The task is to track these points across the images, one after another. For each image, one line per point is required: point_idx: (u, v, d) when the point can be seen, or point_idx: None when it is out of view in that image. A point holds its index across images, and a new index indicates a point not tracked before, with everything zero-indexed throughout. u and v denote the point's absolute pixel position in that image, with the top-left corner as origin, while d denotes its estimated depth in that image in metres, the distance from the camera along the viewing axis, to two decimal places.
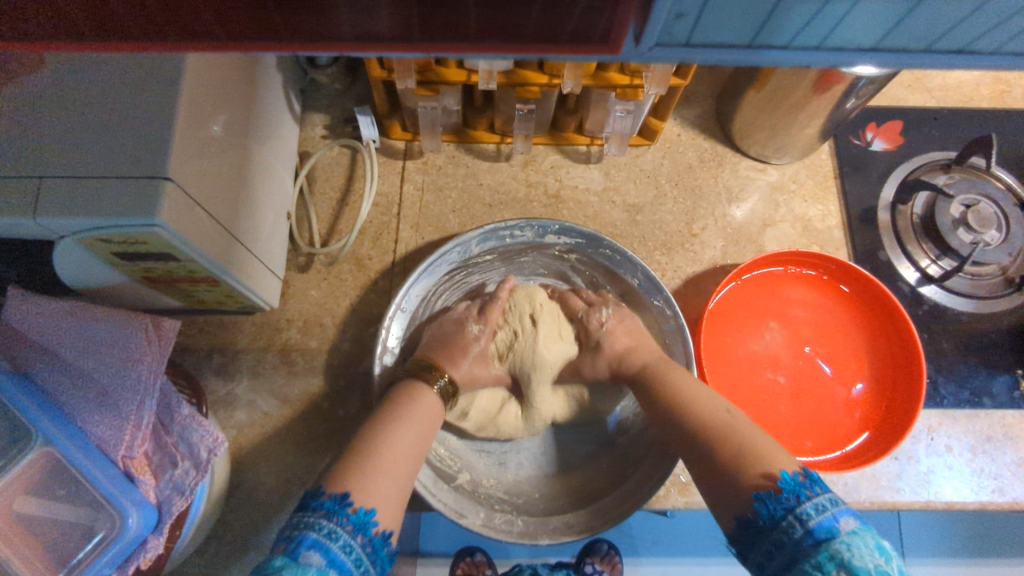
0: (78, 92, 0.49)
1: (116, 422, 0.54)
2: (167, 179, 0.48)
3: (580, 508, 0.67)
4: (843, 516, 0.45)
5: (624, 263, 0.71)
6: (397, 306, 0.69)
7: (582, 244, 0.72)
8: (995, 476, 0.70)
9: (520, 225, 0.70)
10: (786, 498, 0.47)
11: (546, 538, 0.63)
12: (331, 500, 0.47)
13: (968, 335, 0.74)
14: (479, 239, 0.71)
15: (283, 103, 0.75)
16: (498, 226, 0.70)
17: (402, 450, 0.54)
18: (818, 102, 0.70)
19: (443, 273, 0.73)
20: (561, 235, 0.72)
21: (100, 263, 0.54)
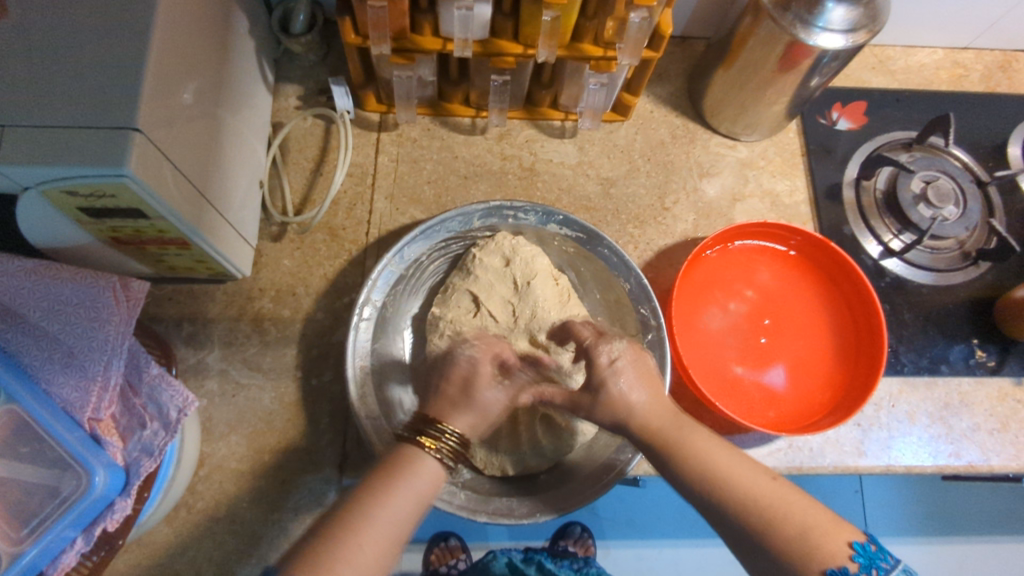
0: (43, 41, 0.48)
1: (82, 383, 0.53)
2: (136, 130, 0.47)
3: (524, 493, 0.66)
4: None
5: (619, 266, 0.71)
6: (387, 261, 0.69)
7: (581, 240, 0.72)
8: (953, 440, 0.73)
9: (522, 208, 0.72)
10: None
11: (484, 516, 0.63)
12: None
13: (927, 306, 0.77)
14: (483, 214, 0.72)
15: (256, 72, 0.74)
16: (503, 204, 0.72)
17: (381, 530, 0.44)
18: (785, 78, 0.72)
19: (439, 242, 0.73)
20: (564, 226, 0.73)
21: (66, 221, 0.53)
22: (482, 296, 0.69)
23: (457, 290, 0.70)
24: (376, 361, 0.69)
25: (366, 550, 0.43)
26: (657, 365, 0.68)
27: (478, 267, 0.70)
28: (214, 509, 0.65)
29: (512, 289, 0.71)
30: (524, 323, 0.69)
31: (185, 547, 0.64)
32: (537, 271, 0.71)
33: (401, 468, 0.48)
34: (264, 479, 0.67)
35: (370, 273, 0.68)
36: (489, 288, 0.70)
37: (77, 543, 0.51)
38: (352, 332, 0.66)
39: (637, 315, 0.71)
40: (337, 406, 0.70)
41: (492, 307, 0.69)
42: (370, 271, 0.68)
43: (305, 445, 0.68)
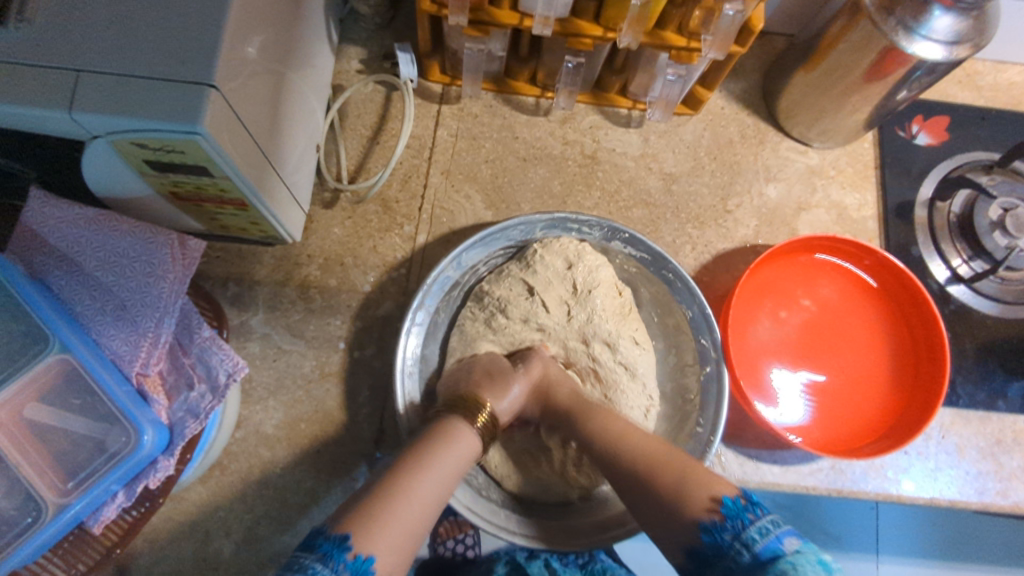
0: None
1: (133, 337, 0.53)
2: (213, 87, 0.45)
3: (564, 518, 0.66)
4: (787, 535, 0.46)
5: (683, 292, 0.68)
6: (445, 266, 0.66)
7: (646, 261, 0.70)
8: (1001, 479, 0.70)
9: (589, 223, 0.69)
10: (728, 524, 0.48)
11: (522, 538, 0.62)
12: (330, 542, 0.44)
13: (992, 338, 0.74)
14: (545, 225, 0.70)
15: (322, 32, 0.72)
16: (568, 217, 0.69)
17: (423, 497, 0.50)
18: (873, 87, 0.68)
19: (498, 250, 0.71)
20: (629, 244, 0.70)
21: (130, 172, 0.52)
22: (539, 290, 0.67)
23: (512, 276, 0.68)
24: (423, 367, 0.68)
25: (412, 513, 0.48)
26: (713, 400, 0.66)
27: (539, 262, 0.68)
28: (248, 471, 0.65)
29: (569, 288, 0.68)
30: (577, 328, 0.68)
31: (217, 505, 0.64)
32: (599, 282, 0.68)
33: (446, 441, 0.54)
34: (299, 447, 0.67)
35: (426, 276, 0.66)
36: (547, 284, 0.68)
37: (118, 498, 0.51)
38: (403, 338, 0.64)
39: (697, 345, 0.69)
40: (376, 381, 0.69)
41: (547, 300, 0.68)
42: (426, 276, 0.65)
43: (342, 417, 0.68)
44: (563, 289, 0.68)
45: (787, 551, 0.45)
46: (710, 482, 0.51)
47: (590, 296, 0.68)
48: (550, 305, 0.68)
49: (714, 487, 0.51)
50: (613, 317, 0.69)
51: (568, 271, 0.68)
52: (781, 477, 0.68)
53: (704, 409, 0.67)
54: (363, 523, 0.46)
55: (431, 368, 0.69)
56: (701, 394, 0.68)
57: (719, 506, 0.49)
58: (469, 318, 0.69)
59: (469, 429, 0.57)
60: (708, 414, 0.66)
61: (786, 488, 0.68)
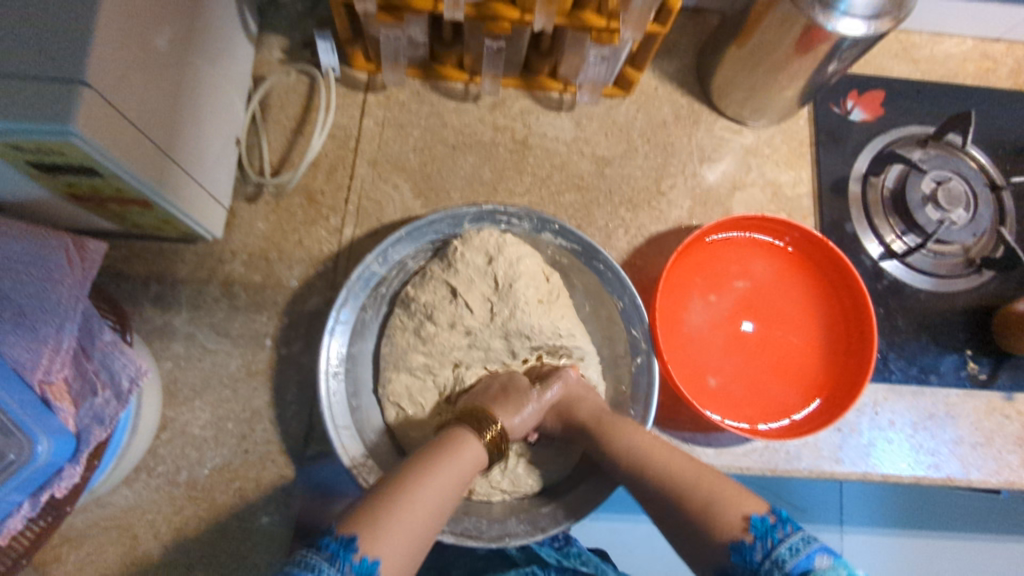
0: None
1: (34, 345, 0.51)
2: (85, 85, 0.43)
3: (497, 517, 0.65)
4: (818, 553, 0.46)
5: (612, 282, 0.68)
6: (369, 262, 0.65)
7: (576, 252, 0.69)
8: (934, 452, 0.71)
9: (517, 214, 0.68)
10: (758, 544, 0.48)
11: (452, 537, 0.60)
12: (338, 542, 0.44)
13: (924, 313, 0.74)
14: (473, 218, 0.69)
15: (237, 21, 0.69)
16: (496, 209, 0.68)
17: (429, 502, 0.50)
18: (800, 62, 0.67)
19: (425, 244, 0.69)
20: (560, 236, 0.69)
21: (16, 174, 0.50)
22: (461, 289, 0.67)
23: (434, 276, 0.67)
24: (352, 366, 0.67)
25: (425, 510, 0.49)
26: (643, 391, 0.66)
27: (461, 259, 0.66)
28: (175, 473, 0.65)
29: (493, 285, 0.68)
30: (502, 323, 0.67)
31: (144, 509, 0.64)
32: (523, 278, 0.67)
33: (457, 446, 0.56)
34: (227, 447, 0.66)
35: (351, 275, 0.65)
36: (468, 283, 0.67)
37: (23, 508, 0.50)
38: (327, 339, 0.63)
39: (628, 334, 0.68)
40: (305, 378, 0.68)
41: (470, 301, 0.67)
42: (352, 274, 0.64)
43: (272, 415, 0.67)
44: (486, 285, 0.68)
45: (818, 567, 0.45)
46: (736, 497, 0.52)
47: (514, 292, 0.67)
48: (474, 302, 0.67)
49: (741, 506, 0.51)
50: (540, 312, 0.67)
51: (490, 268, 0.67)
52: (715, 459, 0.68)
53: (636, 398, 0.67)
54: (367, 524, 0.46)
55: (361, 366, 0.68)
56: (632, 384, 0.68)
57: (749, 524, 0.49)
58: (397, 321, 0.68)
59: (475, 440, 0.57)
60: (639, 403, 0.66)
61: (720, 469, 0.68)
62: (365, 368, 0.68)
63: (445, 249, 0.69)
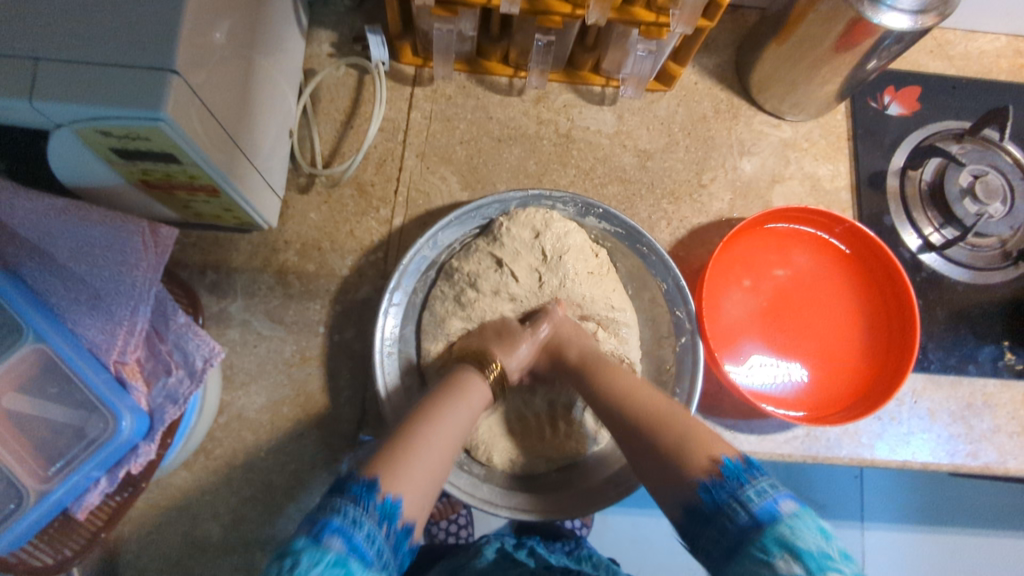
0: None
1: (109, 326, 0.53)
2: (174, 73, 0.45)
3: (548, 492, 0.67)
4: (783, 499, 0.47)
5: (657, 265, 0.69)
6: (420, 247, 0.67)
7: (620, 235, 0.71)
8: (971, 441, 0.72)
9: (563, 199, 0.70)
10: (727, 483, 0.48)
11: (506, 510, 0.64)
12: (361, 485, 0.47)
13: (962, 304, 0.75)
14: (520, 203, 0.71)
15: (291, 16, 0.71)
16: (542, 194, 0.70)
17: (438, 443, 0.53)
18: (842, 58, 0.68)
19: (473, 228, 0.71)
20: (603, 220, 0.71)
21: (98, 162, 0.52)
22: (507, 261, 0.68)
23: (480, 250, 0.69)
24: (403, 346, 0.69)
25: (434, 443, 0.52)
26: (688, 370, 0.68)
27: (508, 231, 0.68)
28: (232, 457, 0.66)
29: (539, 257, 0.69)
30: (550, 291, 0.70)
31: (202, 490, 0.65)
32: (568, 254, 0.69)
33: (461, 389, 0.58)
34: (282, 431, 0.67)
35: (403, 256, 0.67)
36: (514, 255, 0.68)
37: (100, 484, 0.52)
38: (381, 319, 0.65)
39: (672, 317, 0.71)
40: (357, 363, 0.70)
41: (516, 270, 0.69)
42: (403, 256, 0.66)
43: (326, 400, 0.69)
44: (533, 258, 0.69)
45: (784, 512, 0.45)
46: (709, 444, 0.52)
47: (561, 264, 0.69)
48: (521, 273, 0.69)
49: (712, 448, 0.52)
50: (587, 283, 0.70)
51: (535, 241, 0.68)
52: (758, 445, 0.69)
53: (681, 378, 0.68)
54: (387, 467, 0.49)
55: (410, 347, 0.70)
56: (677, 364, 0.69)
57: (721, 466, 0.50)
58: (439, 293, 0.70)
59: (481, 380, 0.60)
60: (685, 381, 0.68)
61: (762, 455, 0.69)
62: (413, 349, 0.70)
63: (492, 227, 0.70)
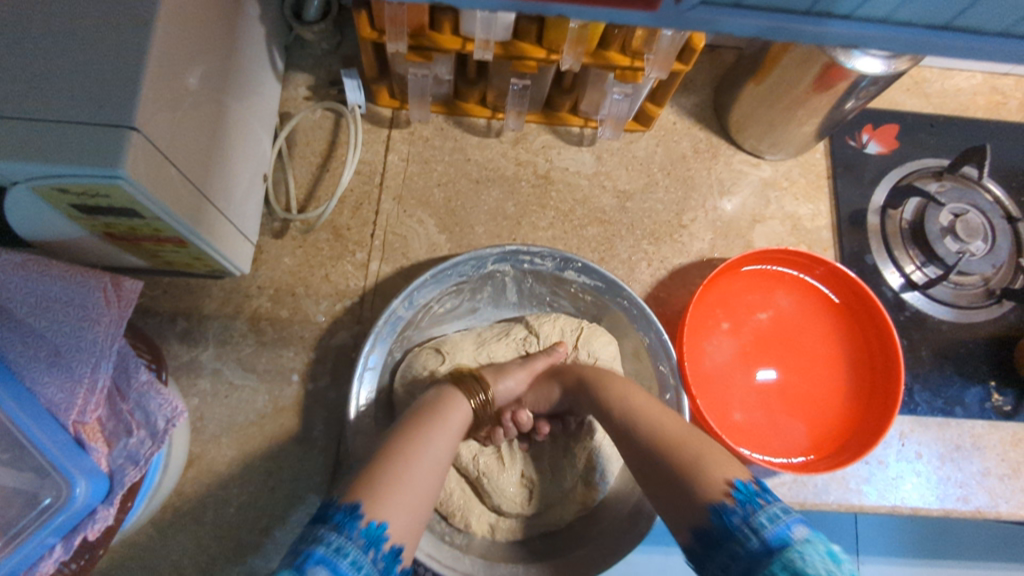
0: (29, 37, 0.44)
1: (68, 384, 0.51)
2: (133, 130, 0.44)
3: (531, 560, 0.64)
4: (796, 523, 0.44)
5: (639, 319, 0.68)
6: (396, 307, 0.64)
7: (600, 289, 0.70)
8: (962, 484, 0.70)
9: (542, 254, 0.68)
10: (739, 508, 0.45)
11: None
12: (341, 512, 0.45)
13: (947, 344, 0.74)
14: (496, 258, 0.68)
15: (266, 61, 0.71)
16: (520, 250, 0.68)
17: (432, 459, 0.51)
18: (818, 99, 0.68)
19: (450, 286, 0.70)
20: (583, 273, 0.69)
21: (58, 217, 0.51)
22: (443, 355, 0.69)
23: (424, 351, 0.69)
24: (379, 409, 0.68)
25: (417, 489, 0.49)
26: None
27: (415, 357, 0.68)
28: (200, 512, 0.64)
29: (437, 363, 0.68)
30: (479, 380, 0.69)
31: (169, 549, 0.63)
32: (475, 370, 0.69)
33: (445, 409, 0.56)
34: (253, 484, 0.65)
35: (378, 319, 0.64)
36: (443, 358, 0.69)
37: (56, 551, 0.50)
38: (355, 387, 0.62)
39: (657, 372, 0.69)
40: (331, 413, 0.68)
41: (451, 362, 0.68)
42: (378, 318, 0.64)
43: (299, 452, 0.67)
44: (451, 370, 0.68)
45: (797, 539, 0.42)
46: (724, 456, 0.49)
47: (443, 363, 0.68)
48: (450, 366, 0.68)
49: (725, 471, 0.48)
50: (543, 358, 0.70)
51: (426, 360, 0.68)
52: None
53: None
54: (368, 489, 0.46)
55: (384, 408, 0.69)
56: None
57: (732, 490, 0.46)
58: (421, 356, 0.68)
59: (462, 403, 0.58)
60: None
61: None
62: (388, 410, 0.69)
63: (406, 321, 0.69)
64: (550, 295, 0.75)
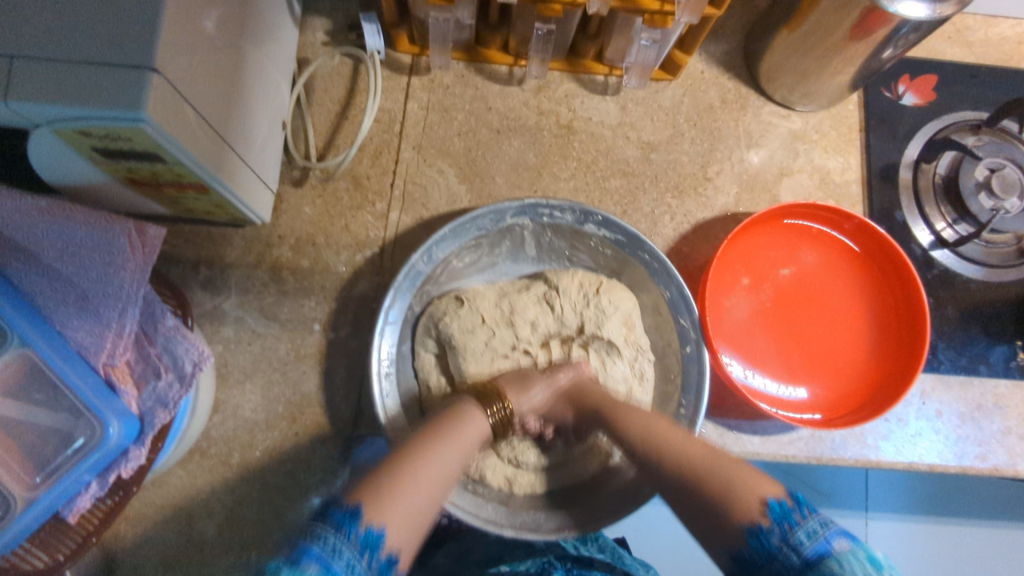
0: None
1: (96, 329, 0.52)
2: (153, 71, 0.43)
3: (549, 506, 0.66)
4: (836, 536, 0.44)
5: (659, 273, 0.68)
6: (414, 261, 0.64)
7: (621, 242, 0.69)
8: (980, 442, 0.70)
9: (560, 207, 0.67)
10: (775, 528, 0.46)
11: (512, 529, 0.62)
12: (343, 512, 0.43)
13: (974, 302, 0.73)
14: (515, 211, 0.68)
15: (283, 4, 0.69)
16: (538, 204, 0.67)
17: (434, 472, 0.49)
18: (855, 47, 0.65)
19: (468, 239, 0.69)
20: (602, 227, 0.68)
21: (79, 159, 0.50)
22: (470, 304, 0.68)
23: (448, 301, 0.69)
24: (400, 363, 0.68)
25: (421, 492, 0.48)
26: (694, 383, 0.67)
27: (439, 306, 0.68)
28: (227, 455, 0.66)
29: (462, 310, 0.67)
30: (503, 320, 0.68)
31: (198, 490, 0.65)
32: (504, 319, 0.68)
33: (461, 423, 0.55)
34: (278, 430, 0.67)
35: (396, 275, 0.64)
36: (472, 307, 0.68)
37: (91, 488, 0.52)
38: (377, 338, 0.63)
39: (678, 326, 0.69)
40: (353, 362, 0.69)
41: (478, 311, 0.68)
42: (396, 275, 0.63)
43: (321, 399, 0.68)
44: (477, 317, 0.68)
45: (837, 550, 0.43)
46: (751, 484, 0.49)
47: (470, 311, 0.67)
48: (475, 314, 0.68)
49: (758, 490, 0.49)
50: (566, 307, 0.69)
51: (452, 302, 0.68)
52: (761, 447, 0.68)
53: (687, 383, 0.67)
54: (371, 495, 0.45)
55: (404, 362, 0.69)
56: (683, 373, 0.68)
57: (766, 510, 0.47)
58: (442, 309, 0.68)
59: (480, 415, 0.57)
60: (690, 393, 0.66)
61: (765, 457, 0.68)
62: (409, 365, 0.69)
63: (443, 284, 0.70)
64: (568, 249, 0.74)
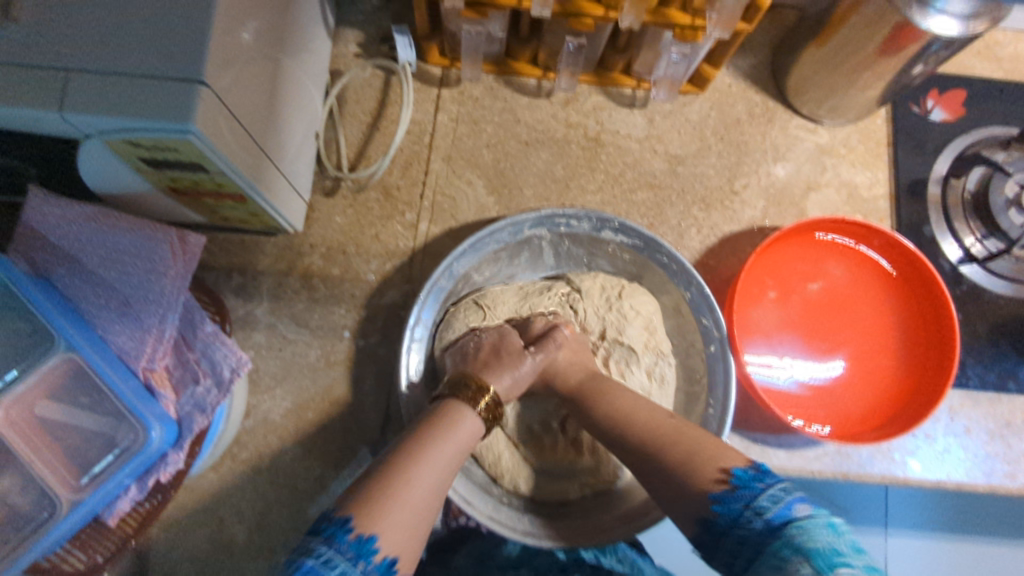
0: None
1: (137, 334, 0.53)
2: (203, 84, 0.45)
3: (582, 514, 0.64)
4: (798, 502, 0.42)
5: (678, 273, 0.68)
6: (438, 278, 0.64)
7: (638, 247, 0.69)
8: (1010, 461, 0.70)
9: (577, 215, 0.67)
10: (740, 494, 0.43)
11: (551, 541, 0.59)
12: (335, 524, 0.40)
13: (1005, 319, 0.72)
14: (533, 222, 0.68)
15: (318, 17, 0.70)
16: (555, 213, 0.67)
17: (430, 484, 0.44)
18: (884, 63, 0.65)
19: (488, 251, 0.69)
20: (620, 232, 0.68)
21: (125, 168, 0.51)
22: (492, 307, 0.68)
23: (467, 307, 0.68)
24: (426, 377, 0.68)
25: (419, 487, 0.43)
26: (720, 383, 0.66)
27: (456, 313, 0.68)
28: (258, 460, 0.67)
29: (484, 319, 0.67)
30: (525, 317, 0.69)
31: (229, 493, 0.66)
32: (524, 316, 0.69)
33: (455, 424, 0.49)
34: (307, 435, 0.67)
35: (420, 291, 0.64)
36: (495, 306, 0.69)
37: (131, 491, 0.53)
38: (405, 355, 0.63)
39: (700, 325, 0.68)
40: (381, 369, 0.70)
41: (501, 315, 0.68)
42: (419, 292, 0.63)
43: (350, 406, 0.68)
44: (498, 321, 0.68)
45: (798, 517, 0.41)
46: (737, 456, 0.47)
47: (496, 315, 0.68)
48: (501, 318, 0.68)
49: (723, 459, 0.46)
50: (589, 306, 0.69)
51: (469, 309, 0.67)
52: (788, 462, 0.68)
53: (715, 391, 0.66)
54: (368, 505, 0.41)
55: None
56: (708, 377, 0.67)
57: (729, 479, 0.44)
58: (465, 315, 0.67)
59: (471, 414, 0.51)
60: (718, 395, 0.65)
61: (793, 473, 0.68)
62: None
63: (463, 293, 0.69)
64: (587, 256, 0.75)
